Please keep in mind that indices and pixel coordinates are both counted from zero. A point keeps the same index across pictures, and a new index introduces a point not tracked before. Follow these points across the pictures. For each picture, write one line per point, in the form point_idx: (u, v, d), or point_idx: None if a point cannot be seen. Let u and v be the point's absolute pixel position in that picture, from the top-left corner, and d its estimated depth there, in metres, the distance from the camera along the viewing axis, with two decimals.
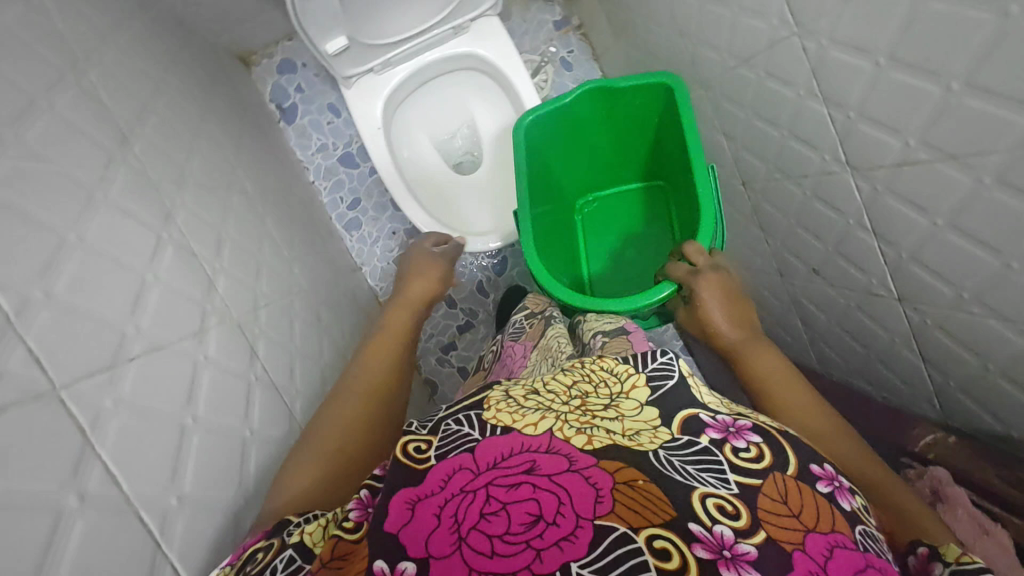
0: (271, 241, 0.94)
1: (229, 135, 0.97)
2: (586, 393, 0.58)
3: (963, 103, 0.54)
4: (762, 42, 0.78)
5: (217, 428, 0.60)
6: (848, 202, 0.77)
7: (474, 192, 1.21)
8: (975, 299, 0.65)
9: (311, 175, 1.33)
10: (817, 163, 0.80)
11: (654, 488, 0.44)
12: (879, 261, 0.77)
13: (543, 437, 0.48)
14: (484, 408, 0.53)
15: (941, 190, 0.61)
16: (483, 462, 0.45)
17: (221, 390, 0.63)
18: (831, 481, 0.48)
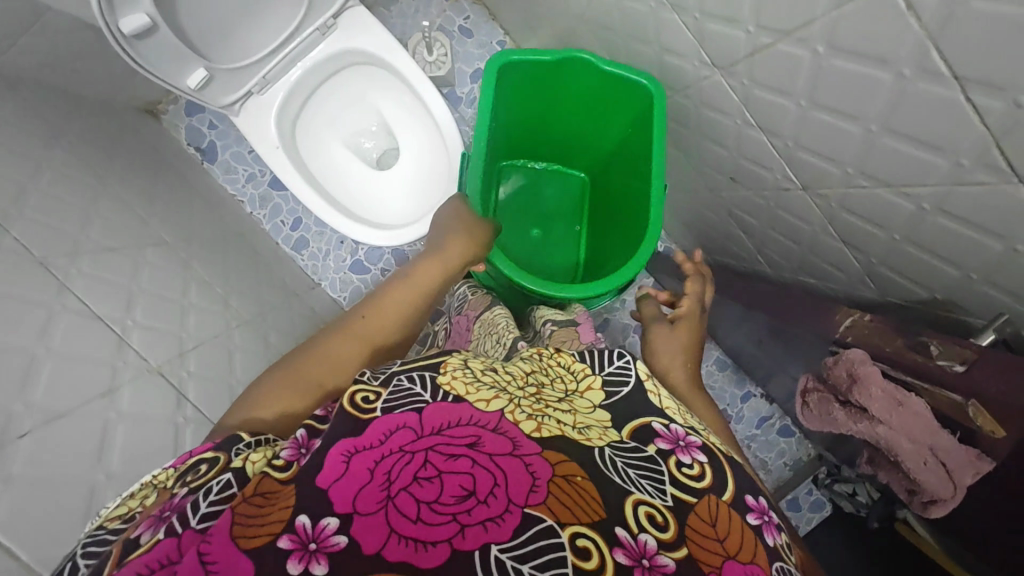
0: (202, 282, 0.95)
1: (135, 193, 0.99)
2: (541, 383, 0.57)
3: (832, 65, 0.51)
4: (649, 18, 0.76)
5: (136, 480, 0.62)
6: (768, 159, 0.72)
7: (398, 188, 1.11)
8: (906, 239, 0.60)
9: (248, 207, 1.36)
10: (729, 127, 0.76)
11: (592, 487, 0.42)
12: (813, 211, 0.71)
13: (492, 416, 0.47)
14: (440, 371, 0.52)
15: (838, 141, 0.57)
16: (426, 425, 0.44)
17: (139, 442, 0.64)
18: (762, 514, 0.47)
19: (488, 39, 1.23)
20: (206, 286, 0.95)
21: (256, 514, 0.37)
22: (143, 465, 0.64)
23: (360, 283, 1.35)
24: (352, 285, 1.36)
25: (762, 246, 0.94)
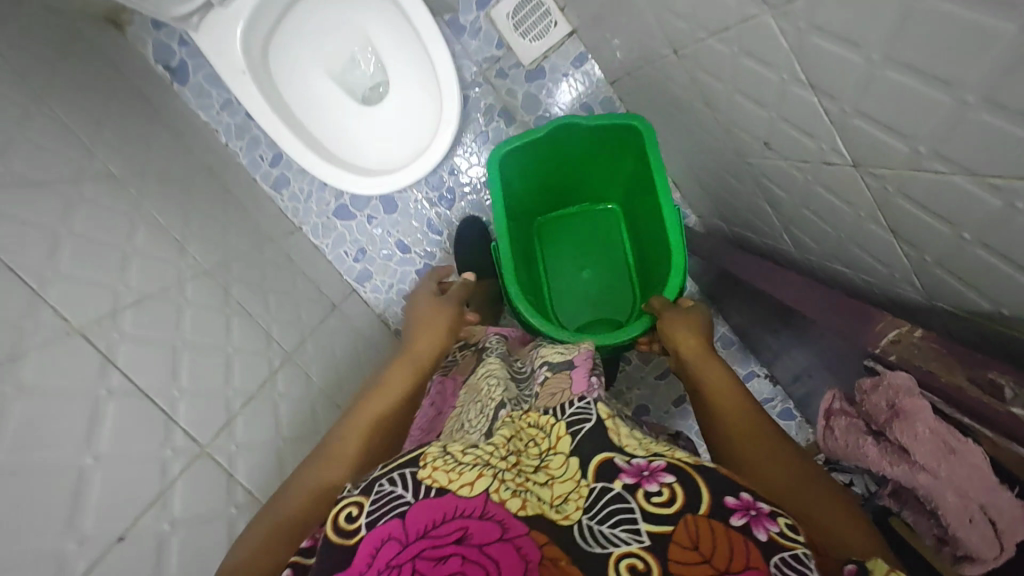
0: (155, 223, 0.83)
1: (81, 113, 0.84)
2: (517, 451, 0.48)
3: (926, 4, 0.36)
4: None
5: (39, 473, 0.51)
6: (817, 126, 0.58)
7: (390, 126, 0.99)
8: (980, 243, 0.47)
9: (222, 136, 1.24)
10: (771, 85, 0.61)
11: (575, 568, 0.37)
12: (862, 192, 0.58)
13: (478, 499, 0.40)
14: (421, 465, 0.43)
15: (917, 111, 0.43)
16: (412, 529, 0.38)
17: (46, 425, 0.53)
18: (747, 510, 0.40)
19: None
20: (151, 232, 0.83)
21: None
22: (51, 454, 0.53)
23: (345, 229, 1.25)
24: (336, 230, 1.26)
25: (791, 222, 0.81)
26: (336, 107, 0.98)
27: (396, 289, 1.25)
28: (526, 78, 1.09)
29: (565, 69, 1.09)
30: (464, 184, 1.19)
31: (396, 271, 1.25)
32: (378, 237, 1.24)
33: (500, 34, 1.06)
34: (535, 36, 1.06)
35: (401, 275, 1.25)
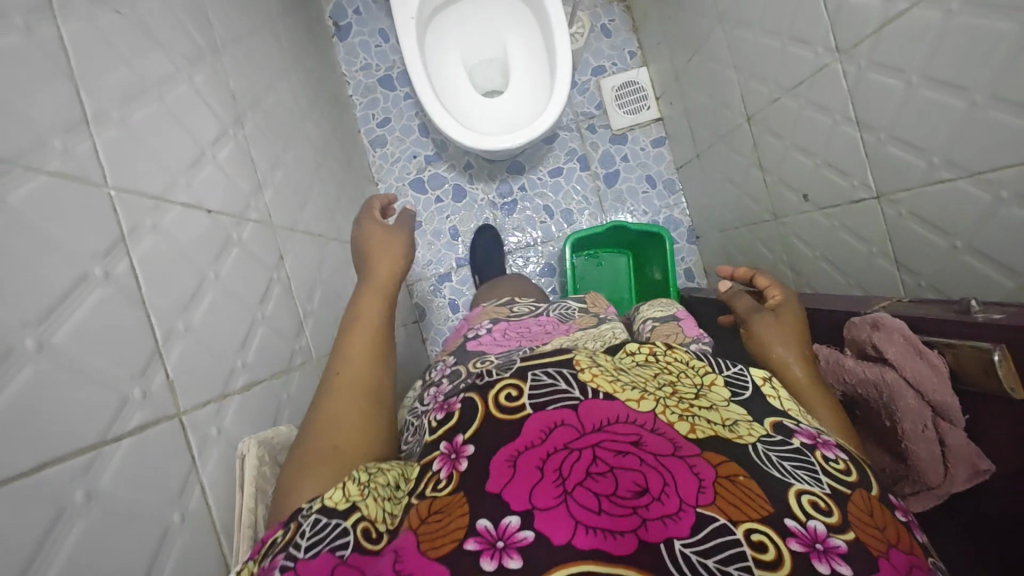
0: (309, 131, 1.05)
1: (294, 43, 1.09)
2: (671, 381, 0.56)
3: (921, 94, 0.60)
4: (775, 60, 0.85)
5: (221, 211, 0.66)
6: (828, 191, 0.82)
7: (493, 106, 1.24)
8: (925, 281, 0.70)
9: (350, 89, 1.41)
10: (781, 149, 0.92)
11: (754, 483, 0.42)
12: (847, 244, 0.82)
13: (648, 417, 0.47)
14: (578, 368, 0.52)
15: (904, 175, 0.67)
16: (586, 420, 0.45)
17: (218, 182, 0.67)
18: (907, 512, 0.46)
19: (622, 46, 1.42)
20: (321, 122, 1.14)
21: (434, 532, 0.39)
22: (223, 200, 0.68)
23: (413, 199, 1.43)
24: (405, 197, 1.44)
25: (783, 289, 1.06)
26: (455, 85, 1.23)
27: (432, 266, 1.42)
28: (611, 138, 1.44)
29: (644, 143, 1.44)
30: (526, 203, 1.45)
31: (439, 251, 1.43)
32: (437, 217, 1.43)
33: (604, 101, 1.42)
34: (630, 111, 1.42)
35: (442, 257, 1.42)
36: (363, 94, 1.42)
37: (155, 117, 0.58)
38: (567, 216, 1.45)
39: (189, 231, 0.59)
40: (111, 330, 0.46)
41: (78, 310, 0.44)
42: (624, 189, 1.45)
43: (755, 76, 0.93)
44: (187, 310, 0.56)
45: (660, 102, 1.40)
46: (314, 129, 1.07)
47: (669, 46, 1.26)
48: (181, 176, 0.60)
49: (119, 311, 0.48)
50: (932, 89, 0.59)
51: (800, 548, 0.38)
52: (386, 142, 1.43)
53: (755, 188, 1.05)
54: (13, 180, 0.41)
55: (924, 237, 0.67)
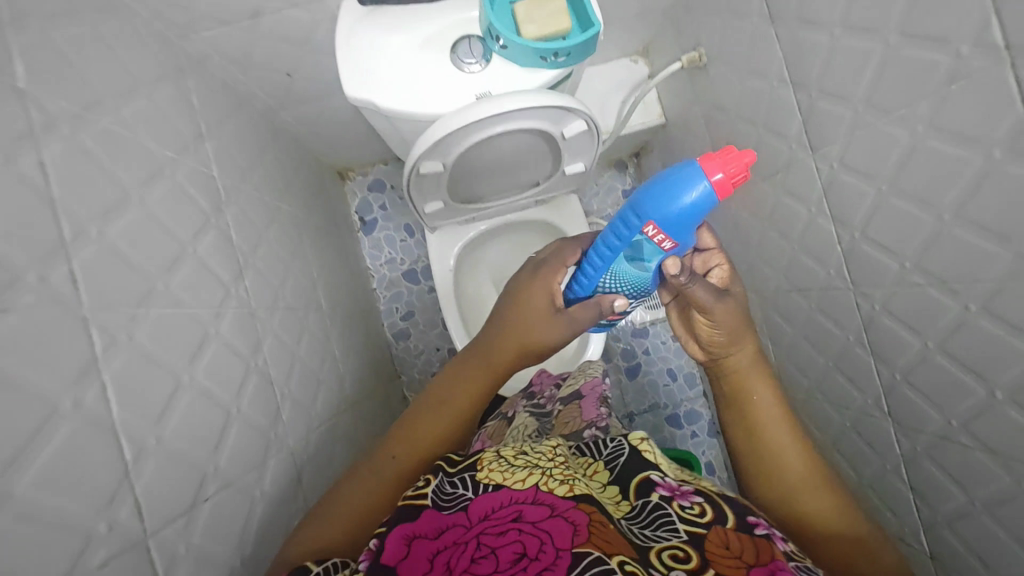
0: (317, 310, 0.92)
1: (318, 251, 1.01)
2: (556, 467, 0.55)
3: (1006, 172, 0.44)
4: (818, 281, 0.76)
5: (212, 395, 0.52)
6: (848, 319, 0.72)
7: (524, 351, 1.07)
8: (986, 511, 0.58)
9: (374, 283, 1.31)
10: (794, 337, 0.88)
11: (613, 533, 0.46)
12: (892, 443, 0.71)
13: (529, 492, 0.49)
14: (477, 469, 0.53)
15: (998, 359, 0.51)
16: (473, 517, 0.47)
17: (224, 362, 0.55)
18: (766, 527, 0.52)
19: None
20: (372, 356, 1.15)
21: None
22: (221, 385, 0.55)
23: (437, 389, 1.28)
24: None
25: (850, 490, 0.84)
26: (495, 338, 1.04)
27: None
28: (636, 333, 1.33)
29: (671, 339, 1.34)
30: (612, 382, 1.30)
31: None
32: None
33: None
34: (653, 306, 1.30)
35: None
36: (388, 285, 1.32)
37: (194, 404, 0.50)
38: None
39: (225, 509, 0.51)
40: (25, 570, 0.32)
41: None
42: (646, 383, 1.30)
43: (767, 262, 0.89)
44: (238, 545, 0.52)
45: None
46: (338, 338, 0.98)
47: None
48: (211, 462, 0.50)
49: (99, 453, 0.39)
50: (976, 443, 0.57)
51: (766, 532, 0.50)
52: (409, 336, 1.31)
53: (806, 404, 0.90)
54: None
55: (946, 506, 0.64)
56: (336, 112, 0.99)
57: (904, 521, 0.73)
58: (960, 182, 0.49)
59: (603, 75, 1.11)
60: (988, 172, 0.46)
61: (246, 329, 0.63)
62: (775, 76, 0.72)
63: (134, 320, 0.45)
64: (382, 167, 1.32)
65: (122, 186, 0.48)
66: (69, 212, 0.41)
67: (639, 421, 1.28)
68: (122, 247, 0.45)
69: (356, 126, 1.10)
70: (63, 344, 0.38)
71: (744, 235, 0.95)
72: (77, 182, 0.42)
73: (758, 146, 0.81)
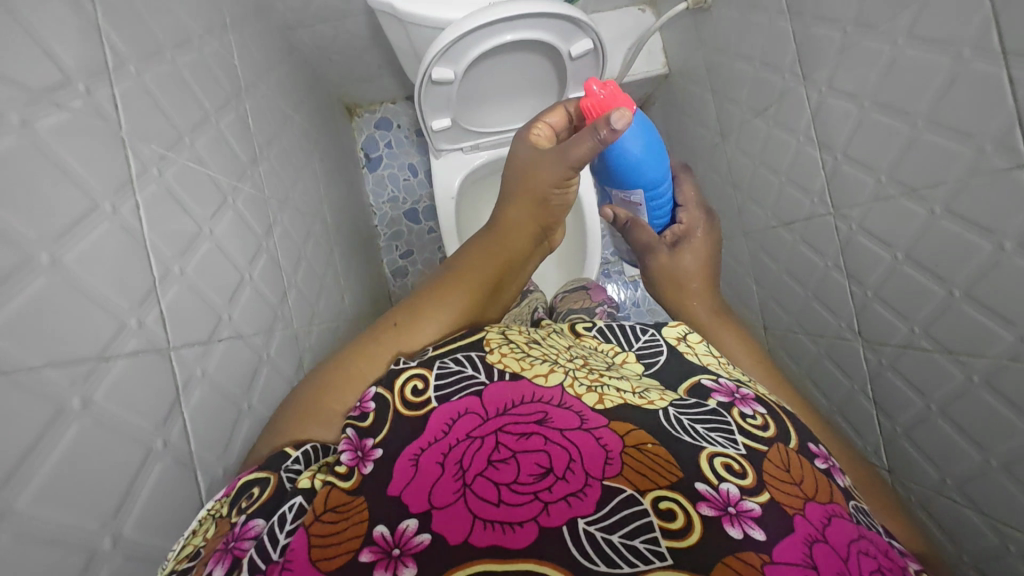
0: (324, 224, 0.96)
1: (325, 172, 1.04)
2: (585, 355, 0.58)
3: (973, 70, 0.49)
4: (801, 212, 0.81)
5: (226, 252, 0.57)
6: (828, 243, 0.76)
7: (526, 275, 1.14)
8: (941, 412, 0.62)
9: (376, 220, 1.35)
10: (776, 272, 0.92)
11: (663, 451, 0.43)
12: (861, 363, 0.74)
13: (552, 391, 0.48)
14: (488, 351, 0.53)
15: (959, 256, 0.55)
16: (491, 407, 0.45)
17: (237, 232, 0.61)
18: (827, 460, 0.49)
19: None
20: (371, 283, 1.19)
21: (332, 537, 0.36)
22: (235, 251, 0.59)
23: None
24: None
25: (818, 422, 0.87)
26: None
27: None
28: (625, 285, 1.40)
29: None
30: None
31: None
32: None
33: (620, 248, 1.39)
34: None
35: None
36: (389, 224, 1.35)
37: (210, 255, 0.53)
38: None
39: (237, 356, 0.54)
40: (65, 332, 0.34)
41: (16, 302, 0.31)
42: None
43: (756, 201, 0.93)
44: (250, 390, 0.55)
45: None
46: (342, 256, 1.01)
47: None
48: (225, 309, 0.54)
49: (135, 266, 0.42)
50: (935, 345, 0.61)
51: (825, 465, 0.48)
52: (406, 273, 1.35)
53: (782, 338, 0.94)
54: (100, 375, 0.36)
55: (904, 415, 0.67)
56: (350, 38, 1.02)
57: (864, 438, 0.76)
58: (932, 85, 0.54)
59: (613, 20, 1.14)
60: (957, 72, 0.50)
61: (257, 214, 0.67)
62: (774, 8, 0.76)
63: (163, 162, 0.49)
64: (390, 107, 1.35)
65: (155, 40, 0.52)
66: (113, 44, 0.45)
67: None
68: (153, 90, 0.50)
69: (370, 59, 1.13)
70: (104, 151, 0.41)
71: (737, 176, 0.98)
72: (122, 25, 0.47)
73: (754, 81, 0.86)
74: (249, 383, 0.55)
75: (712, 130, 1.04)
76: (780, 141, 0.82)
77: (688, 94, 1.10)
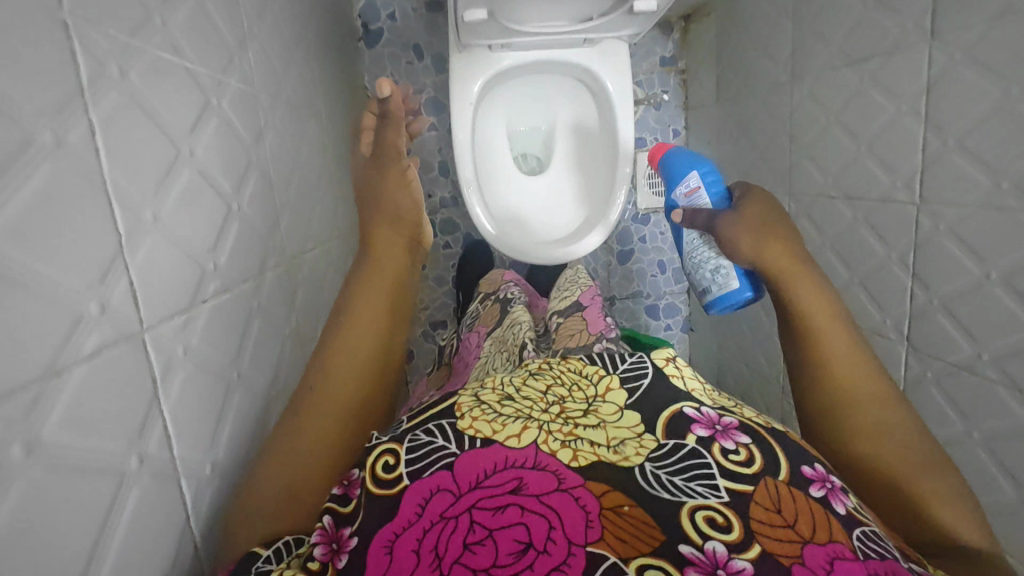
0: (319, 118, 0.80)
1: (320, 48, 0.86)
2: (562, 398, 0.56)
3: None
4: (874, 191, 0.72)
5: (210, 177, 0.44)
6: (899, 235, 0.68)
7: (531, 199, 1.05)
8: (983, 442, 0.59)
9: (370, 106, 1.17)
10: (817, 244, 0.84)
11: (641, 512, 0.44)
12: (898, 367, 0.70)
13: (526, 450, 0.50)
14: (457, 417, 0.54)
15: None
16: (462, 483, 0.47)
17: (223, 145, 0.47)
18: (824, 484, 0.46)
19: (668, 122, 1.26)
20: (362, 186, 1.05)
21: None
22: (220, 172, 0.46)
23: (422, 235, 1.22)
24: None
25: None
26: (541, 245, 1.00)
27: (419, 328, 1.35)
28: (635, 218, 1.31)
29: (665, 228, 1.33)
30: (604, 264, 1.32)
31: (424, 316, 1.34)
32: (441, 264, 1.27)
33: (636, 177, 1.28)
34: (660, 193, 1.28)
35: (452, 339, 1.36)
36: None
37: (190, 186, 0.41)
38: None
39: (225, 315, 0.44)
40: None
41: None
42: (634, 269, 1.33)
43: (816, 161, 0.83)
44: (238, 354, 0.46)
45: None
46: (336, 157, 0.87)
47: (727, 125, 1.09)
48: (210, 258, 0.42)
49: (92, 223, 0.30)
50: (1003, 378, 0.56)
51: (822, 492, 0.45)
52: None
53: None
54: (50, 398, 0.26)
55: (934, 431, 0.65)
56: None
57: None
58: None
59: None
60: None
61: (246, 117, 0.53)
62: None
63: (125, 55, 0.34)
64: None
65: None
66: None
67: (618, 307, 1.35)
68: None
69: None
70: (38, 46, 0.27)
71: (798, 127, 0.87)
72: None
73: (858, 20, 0.71)
74: (236, 349, 0.45)
75: (779, 64, 0.90)
76: (872, 103, 0.70)
77: (761, 13, 0.93)
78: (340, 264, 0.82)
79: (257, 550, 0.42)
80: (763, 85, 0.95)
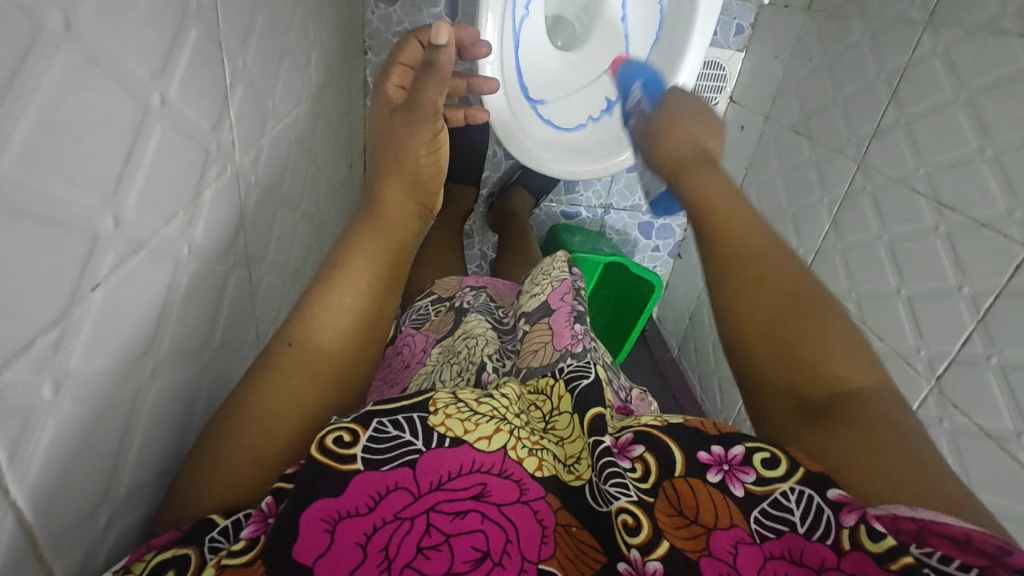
0: None
1: None
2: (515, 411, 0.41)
3: None
4: (972, 207, 0.60)
5: (109, 58, 0.25)
6: (983, 271, 0.58)
7: (556, 86, 0.84)
8: None
9: None
10: (871, 235, 0.73)
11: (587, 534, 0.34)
12: (911, 399, 0.66)
13: (495, 455, 0.34)
14: (432, 409, 0.35)
15: None
16: (422, 473, 0.32)
17: None
18: (721, 465, 0.34)
19: (734, 13, 1.03)
20: (344, 13, 0.80)
21: None
22: (128, 38, 0.27)
23: None
24: None
25: None
26: (559, 151, 0.83)
27: None
28: None
29: None
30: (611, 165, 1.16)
31: None
32: None
33: None
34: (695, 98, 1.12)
35: None
36: None
37: (64, 84, 0.22)
38: (569, 184, 1.18)
39: (129, 294, 0.28)
40: None
41: None
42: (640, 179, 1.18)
43: (911, 138, 0.68)
44: (155, 336, 0.32)
45: (731, 104, 1.11)
46: None
47: (808, 43, 0.89)
48: (105, 212, 0.26)
49: None
50: None
51: (720, 476, 0.33)
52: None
53: None
54: None
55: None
56: None
57: None
58: None
59: None
60: None
61: None
62: None
63: None
64: None
65: None
66: None
67: (612, 217, 1.22)
68: None
69: None
70: None
71: (902, 85, 0.70)
72: None
73: None
74: (149, 329, 0.31)
75: None
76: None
77: None
78: (304, 138, 0.63)
79: (215, 518, 0.32)
80: (879, 12, 0.75)
